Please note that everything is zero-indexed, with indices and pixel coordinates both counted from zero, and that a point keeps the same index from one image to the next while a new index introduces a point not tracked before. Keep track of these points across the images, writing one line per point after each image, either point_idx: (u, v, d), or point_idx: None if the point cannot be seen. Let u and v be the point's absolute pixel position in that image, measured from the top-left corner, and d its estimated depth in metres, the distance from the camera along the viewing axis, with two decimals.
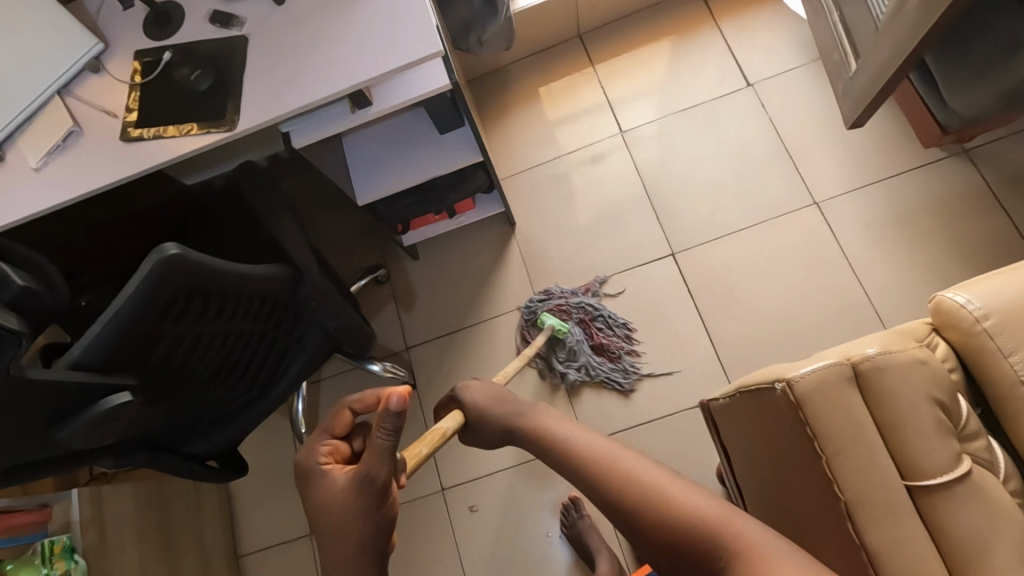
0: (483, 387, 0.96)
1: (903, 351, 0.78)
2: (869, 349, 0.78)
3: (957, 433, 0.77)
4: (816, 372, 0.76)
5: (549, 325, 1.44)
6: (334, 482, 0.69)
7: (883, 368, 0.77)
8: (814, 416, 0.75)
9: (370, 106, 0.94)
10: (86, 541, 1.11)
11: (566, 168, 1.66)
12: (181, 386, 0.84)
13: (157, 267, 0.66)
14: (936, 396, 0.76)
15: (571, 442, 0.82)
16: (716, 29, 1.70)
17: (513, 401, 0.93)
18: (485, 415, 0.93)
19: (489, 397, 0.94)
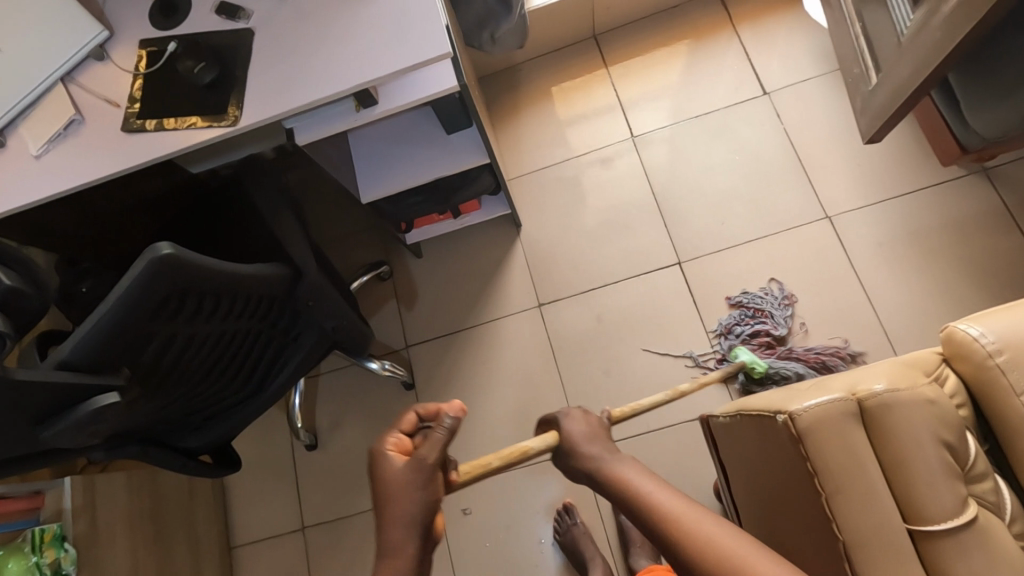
0: (584, 420, 0.73)
1: (912, 388, 0.76)
2: (876, 384, 0.76)
3: (963, 474, 0.74)
4: (820, 406, 0.75)
5: (744, 360, 1.35)
6: (385, 479, 0.63)
7: (890, 406, 0.74)
8: (815, 452, 0.73)
9: (375, 105, 0.92)
10: (77, 529, 1.11)
11: (574, 171, 1.64)
12: (174, 383, 0.83)
13: (149, 267, 0.65)
14: (945, 435, 0.74)
15: None
16: (735, 35, 1.66)
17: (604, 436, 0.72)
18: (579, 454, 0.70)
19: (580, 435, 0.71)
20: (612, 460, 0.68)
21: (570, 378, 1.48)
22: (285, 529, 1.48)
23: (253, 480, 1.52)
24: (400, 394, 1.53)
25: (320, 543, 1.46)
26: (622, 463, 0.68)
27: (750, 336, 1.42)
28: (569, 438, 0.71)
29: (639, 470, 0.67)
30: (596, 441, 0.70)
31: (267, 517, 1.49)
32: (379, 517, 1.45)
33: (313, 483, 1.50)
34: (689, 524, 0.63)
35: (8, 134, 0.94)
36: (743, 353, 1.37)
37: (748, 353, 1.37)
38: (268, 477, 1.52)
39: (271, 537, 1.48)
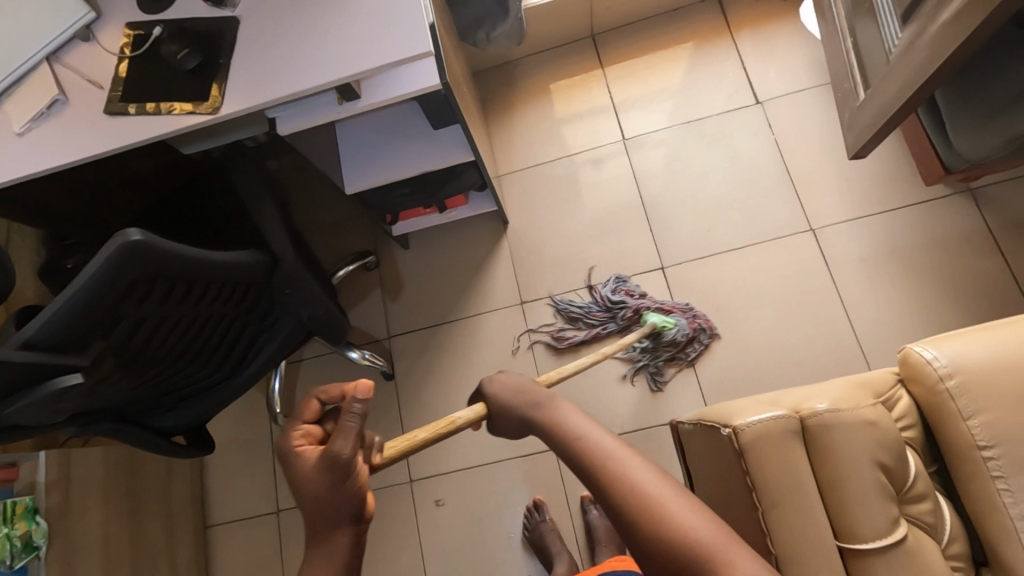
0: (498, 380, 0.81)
1: (854, 410, 0.77)
2: (820, 404, 0.78)
3: (898, 496, 0.76)
4: (763, 422, 0.76)
5: (652, 322, 1.40)
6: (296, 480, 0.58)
7: (830, 426, 0.77)
8: (755, 466, 0.75)
9: (358, 99, 0.93)
10: (50, 502, 1.13)
11: (565, 170, 1.64)
12: (145, 366, 0.84)
13: (118, 252, 0.66)
14: (883, 457, 0.76)
15: (582, 432, 0.67)
16: (733, 42, 1.66)
17: (535, 391, 0.76)
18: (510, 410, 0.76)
19: (517, 385, 0.78)
20: (546, 406, 0.73)
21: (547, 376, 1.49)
22: (260, 510, 1.50)
23: (231, 461, 1.54)
24: (379, 383, 1.54)
25: (293, 526, 1.48)
26: (559, 409, 0.72)
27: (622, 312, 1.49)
28: (497, 401, 0.78)
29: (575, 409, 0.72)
30: (527, 394, 0.76)
31: (243, 498, 1.51)
32: None
33: None
34: (620, 471, 0.61)
35: None
36: (652, 316, 1.42)
37: (659, 315, 1.43)
38: (245, 457, 1.54)
39: (244, 518, 1.50)
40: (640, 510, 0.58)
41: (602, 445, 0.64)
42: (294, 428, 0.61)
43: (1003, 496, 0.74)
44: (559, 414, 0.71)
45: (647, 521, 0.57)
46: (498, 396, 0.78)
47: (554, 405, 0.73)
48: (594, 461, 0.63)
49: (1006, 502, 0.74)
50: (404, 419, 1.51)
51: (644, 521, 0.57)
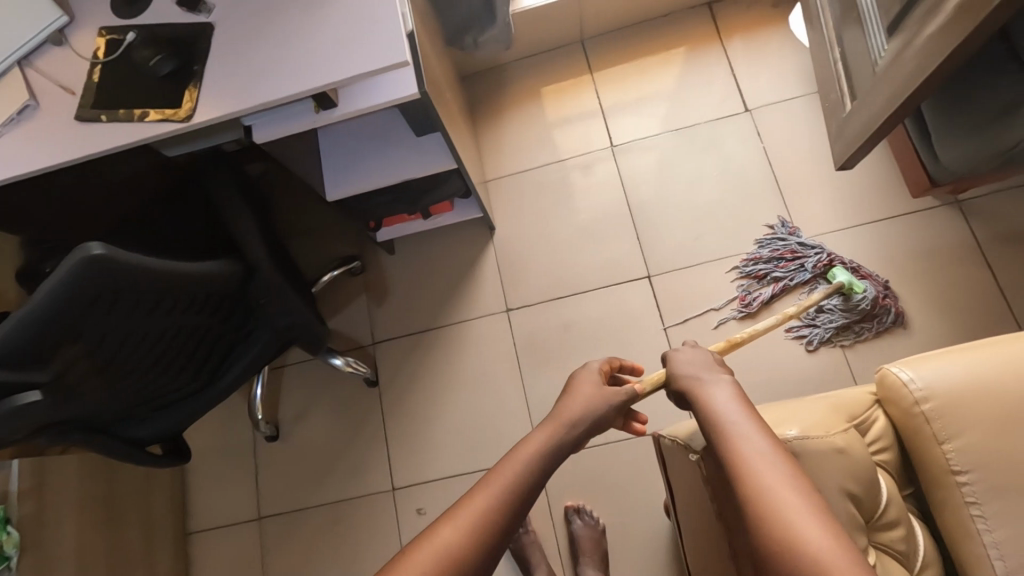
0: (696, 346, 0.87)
1: (823, 438, 0.79)
2: (790, 431, 0.80)
3: (868, 524, 0.78)
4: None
5: (842, 280, 1.35)
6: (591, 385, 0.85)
7: (799, 454, 0.78)
8: None
9: (335, 108, 0.92)
10: (22, 511, 1.12)
11: (554, 176, 1.63)
12: (114, 379, 0.83)
13: (78, 266, 0.65)
14: (851, 485, 0.77)
15: (728, 417, 0.69)
16: (724, 49, 1.65)
17: (711, 368, 0.79)
18: (675, 372, 0.80)
19: (690, 363, 0.80)
20: (704, 387, 0.75)
21: (533, 384, 1.48)
22: (241, 518, 1.48)
23: (212, 467, 1.53)
24: (363, 390, 1.53)
25: (275, 534, 1.47)
26: (716, 388, 0.74)
27: (811, 265, 1.44)
28: (669, 362, 0.82)
29: (736, 396, 0.72)
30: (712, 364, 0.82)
31: (225, 505, 1.50)
32: (334, 513, 1.46)
33: (272, 474, 1.51)
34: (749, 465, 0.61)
35: None
36: (841, 274, 1.37)
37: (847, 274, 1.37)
38: (227, 463, 1.53)
39: (225, 525, 1.48)
40: (752, 500, 0.59)
41: (745, 434, 0.65)
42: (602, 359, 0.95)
43: (978, 521, 0.75)
44: (709, 396, 0.73)
45: (763, 520, 0.57)
46: (674, 363, 0.81)
47: (713, 388, 0.74)
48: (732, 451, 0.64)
49: (980, 527, 0.75)
50: (388, 426, 1.50)
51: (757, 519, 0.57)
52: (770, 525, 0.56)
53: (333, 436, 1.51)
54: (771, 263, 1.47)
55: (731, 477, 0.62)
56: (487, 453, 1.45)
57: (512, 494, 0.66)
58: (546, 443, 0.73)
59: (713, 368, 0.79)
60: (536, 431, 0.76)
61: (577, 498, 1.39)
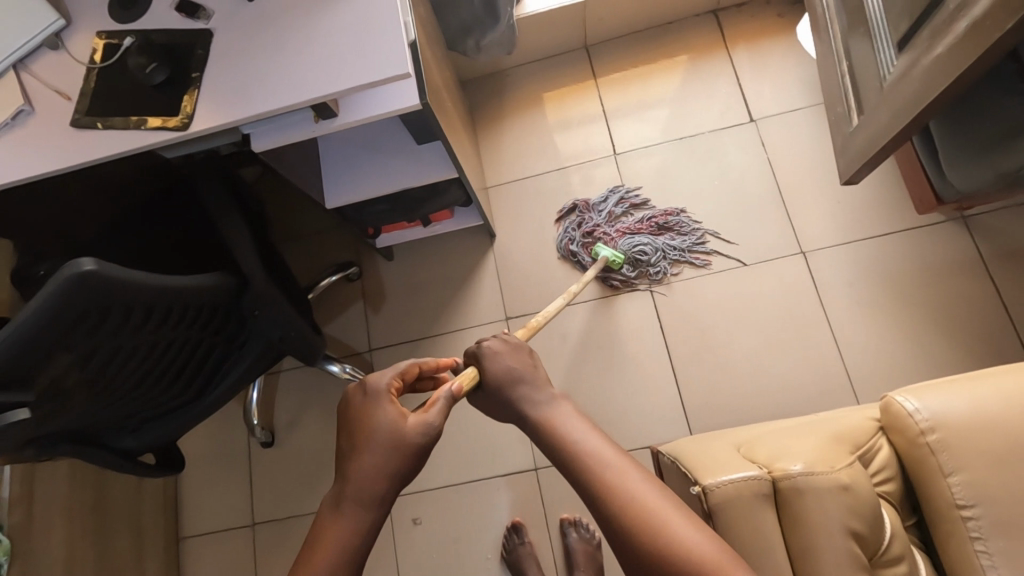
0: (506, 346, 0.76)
1: (828, 474, 0.78)
2: (794, 466, 0.80)
3: (872, 560, 0.77)
4: (732, 484, 0.79)
5: (605, 257, 1.42)
6: (376, 428, 0.65)
7: (802, 490, 0.78)
8: (725, 524, 0.78)
9: (334, 118, 0.90)
10: (12, 520, 1.10)
11: (555, 184, 1.62)
12: (103, 393, 0.81)
13: (67, 283, 0.63)
14: (857, 524, 0.76)
15: (580, 442, 0.65)
16: (728, 57, 1.63)
17: (540, 375, 0.73)
18: (512, 390, 0.71)
19: (510, 370, 0.73)
20: (543, 401, 0.70)
21: None
22: (235, 524, 1.47)
23: (206, 473, 1.51)
24: None
25: (268, 540, 1.45)
26: (555, 408, 0.69)
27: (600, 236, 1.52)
28: (490, 372, 0.73)
29: (575, 413, 0.69)
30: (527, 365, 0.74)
31: (218, 511, 1.49)
32: None
33: (266, 480, 1.49)
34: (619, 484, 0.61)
35: None
36: (602, 251, 1.44)
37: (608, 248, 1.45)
38: (220, 469, 1.51)
39: (219, 531, 1.47)
40: (631, 519, 0.58)
41: (606, 456, 0.63)
42: (393, 370, 0.73)
43: (982, 557, 0.74)
44: (556, 416, 0.68)
45: (647, 538, 0.57)
46: (494, 376, 0.73)
47: (552, 410, 0.69)
48: (598, 471, 0.62)
49: (985, 563, 0.74)
50: None
51: (648, 547, 0.57)
52: (659, 543, 0.57)
53: (328, 442, 1.50)
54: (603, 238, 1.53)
55: (604, 507, 0.60)
56: (484, 463, 1.44)
57: None
58: (348, 527, 0.60)
59: (535, 370, 0.74)
60: (326, 521, 0.61)
61: (573, 510, 1.38)
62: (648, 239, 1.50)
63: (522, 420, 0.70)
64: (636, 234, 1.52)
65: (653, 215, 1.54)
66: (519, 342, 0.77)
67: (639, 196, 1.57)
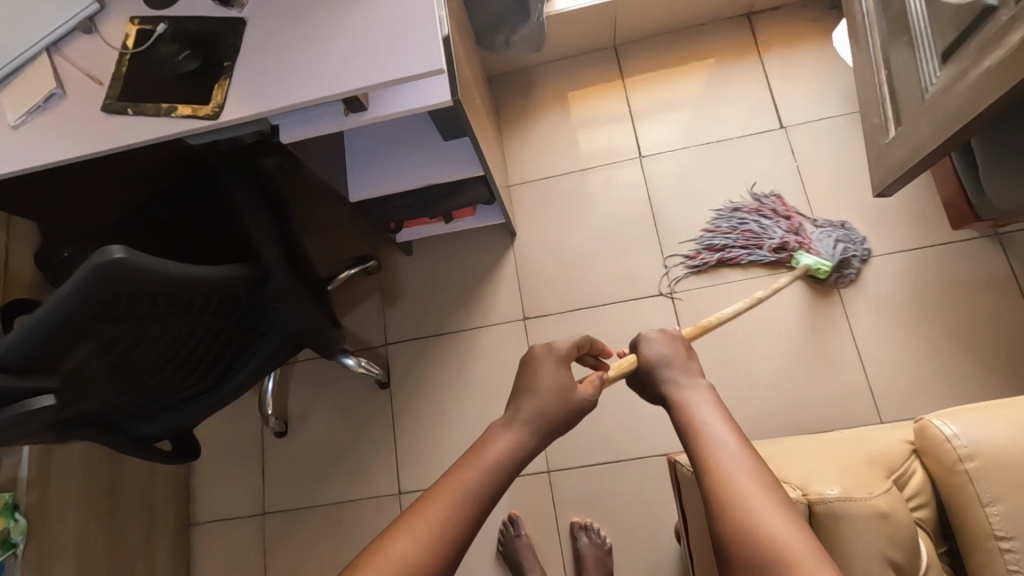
0: (663, 340, 0.78)
1: (866, 500, 0.76)
2: (830, 490, 0.77)
3: None
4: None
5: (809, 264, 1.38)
6: (548, 381, 0.69)
7: (840, 516, 0.76)
8: None
9: (364, 111, 0.89)
10: (28, 500, 1.10)
11: (578, 184, 1.60)
12: (123, 381, 0.81)
13: (96, 271, 0.63)
14: (895, 554, 0.75)
15: (700, 418, 0.65)
16: (760, 61, 1.60)
17: (694, 364, 0.75)
18: (655, 372, 0.75)
19: (660, 356, 0.76)
20: (686, 388, 0.71)
21: None
22: (245, 512, 1.48)
23: (218, 460, 1.52)
24: (373, 391, 1.51)
25: (277, 530, 1.46)
26: (692, 392, 0.70)
27: (767, 249, 1.45)
28: (643, 356, 0.76)
29: (710, 404, 0.68)
30: (677, 361, 0.75)
31: (229, 498, 1.49)
32: (335, 513, 1.45)
33: (278, 471, 1.50)
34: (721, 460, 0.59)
35: None
36: (806, 259, 1.40)
37: (811, 257, 1.40)
38: (233, 457, 1.52)
39: (228, 518, 1.48)
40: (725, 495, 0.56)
41: (719, 436, 0.62)
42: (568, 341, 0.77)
43: None
44: (685, 397, 0.70)
45: (732, 516, 0.55)
46: (649, 361, 0.76)
47: (689, 391, 0.71)
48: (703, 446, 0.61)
49: None
50: (397, 431, 1.48)
51: (731, 524, 0.54)
52: (752, 535, 0.52)
53: (340, 435, 1.50)
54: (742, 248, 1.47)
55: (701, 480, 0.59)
56: None
57: (475, 498, 0.57)
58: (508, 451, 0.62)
59: (688, 360, 0.75)
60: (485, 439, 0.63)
61: (584, 514, 1.37)
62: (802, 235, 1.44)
63: (661, 399, 0.73)
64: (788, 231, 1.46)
65: (750, 208, 1.50)
66: (677, 333, 0.80)
67: (643, 200, 1.55)
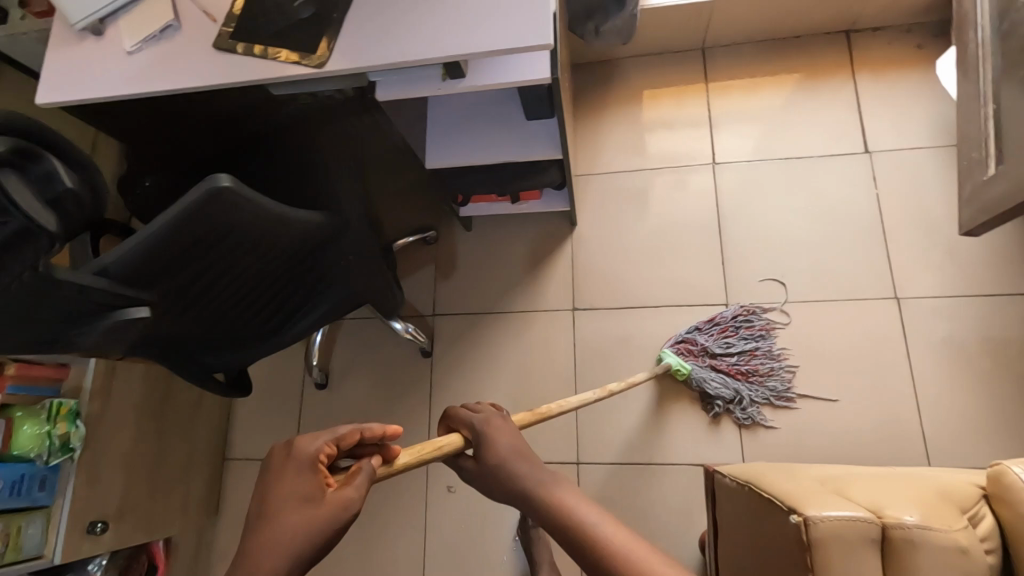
0: (507, 429, 0.70)
1: (945, 533, 0.74)
2: (908, 516, 0.75)
3: None
4: (839, 521, 0.74)
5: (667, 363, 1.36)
6: (288, 503, 0.55)
7: (917, 544, 0.73)
8: (825, 562, 0.72)
9: (463, 79, 0.90)
10: (90, 408, 1.15)
11: (644, 183, 1.58)
12: (201, 308, 0.83)
13: (204, 195, 0.65)
14: None
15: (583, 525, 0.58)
16: (852, 82, 1.55)
17: (535, 460, 0.66)
18: (509, 470, 0.65)
19: (506, 449, 0.67)
20: (549, 482, 0.63)
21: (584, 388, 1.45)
22: None
23: (259, 403, 1.57)
24: (416, 358, 1.54)
25: None
26: (559, 486, 0.62)
27: (746, 354, 1.39)
28: (491, 449, 0.68)
29: (584, 499, 0.61)
30: (522, 457, 0.66)
31: (264, 441, 1.54)
32: None
33: (313, 422, 1.54)
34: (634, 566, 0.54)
35: (107, 25, 0.97)
36: (670, 356, 1.37)
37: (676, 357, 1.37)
38: (273, 402, 1.57)
39: (261, 460, 1.53)
40: None
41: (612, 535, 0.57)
42: (331, 432, 0.62)
43: None
44: (558, 498, 0.61)
45: None
46: (494, 451, 0.67)
47: (558, 486, 0.62)
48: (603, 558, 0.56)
49: None
50: (433, 400, 1.50)
51: None
52: None
53: (377, 397, 1.53)
54: (745, 344, 1.40)
55: None
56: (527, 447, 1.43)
57: None
58: None
59: (531, 454, 0.67)
60: None
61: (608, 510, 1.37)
62: (728, 380, 1.37)
63: (525, 499, 0.63)
64: (762, 378, 1.38)
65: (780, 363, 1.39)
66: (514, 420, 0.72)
67: (710, 208, 1.53)
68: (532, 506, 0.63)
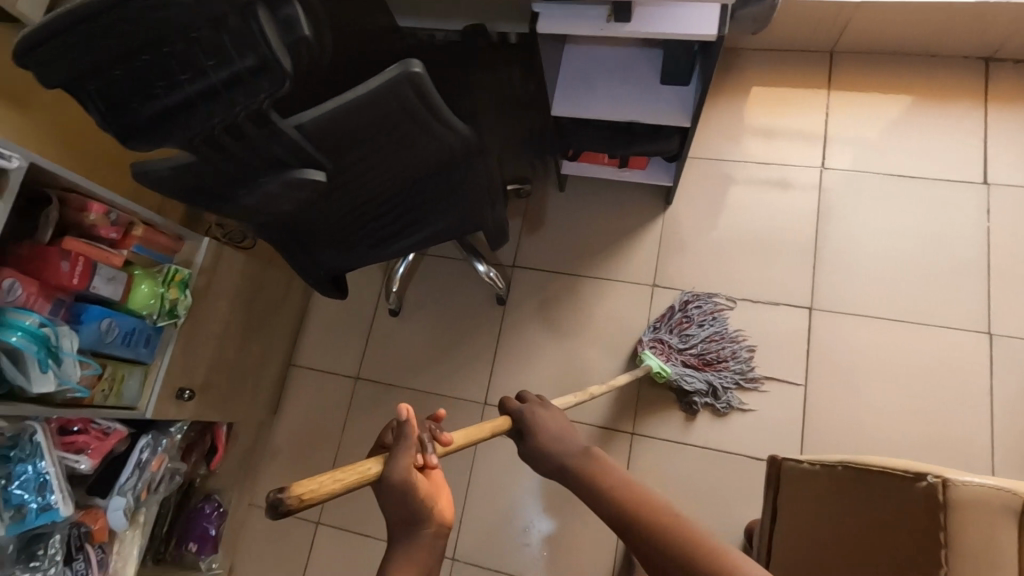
0: (551, 413, 0.89)
1: None
2: None
3: None
4: (979, 487, 0.79)
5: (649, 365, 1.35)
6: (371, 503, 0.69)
7: None
8: (959, 521, 0.78)
9: (628, 23, 0.90)
10: (197, 282, 1.21)
11: (747, 177, 1.56)
12: (347, 192, 0.86)
13: (398, 76, 0.66)
14: None
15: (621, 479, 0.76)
16: (981, 112, 1.51)
17: (573, 437, 0.85)
18: (551, 448, 0.83)
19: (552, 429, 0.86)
20: (583, 456, 0.81)
21: None
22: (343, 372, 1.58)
23: (331, 319, 1.63)
24: (489, 304, 1.57)
25: (366, 397, 1.56)
26: (596, 457, 0.80)
27: (664, 329, 1.43)
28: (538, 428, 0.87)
29: (613, 464, 0.79)
30: (563, 433, 0.85)
31: (332, 354, 1.60)
32: (422, 401, 1.53)
33: (380, 346, 1.59)
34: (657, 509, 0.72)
35: None
36: (650, 358, 1.36)
37: (656, 360, 1.37)
38: (345, 320, 1.62)
39: (326, 372, 1.59)
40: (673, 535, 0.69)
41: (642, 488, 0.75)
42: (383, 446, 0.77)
43: None
44: (598, 463, 0.79)
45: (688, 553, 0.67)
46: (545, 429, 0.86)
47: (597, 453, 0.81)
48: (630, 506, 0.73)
49: None
50: (499, 347, 1.54)
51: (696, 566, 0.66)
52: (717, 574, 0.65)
53: (445, 334, 1.57)
54: (667, 325, 1.44)
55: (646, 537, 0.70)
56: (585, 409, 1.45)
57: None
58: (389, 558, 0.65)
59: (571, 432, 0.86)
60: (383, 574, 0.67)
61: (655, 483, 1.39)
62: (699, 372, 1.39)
63: (574, 465, 0.81)
64: (696, 356, 1.41)
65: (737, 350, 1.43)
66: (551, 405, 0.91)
67: (810, 211, 1.51)
68: (575, 470, 0.80)
